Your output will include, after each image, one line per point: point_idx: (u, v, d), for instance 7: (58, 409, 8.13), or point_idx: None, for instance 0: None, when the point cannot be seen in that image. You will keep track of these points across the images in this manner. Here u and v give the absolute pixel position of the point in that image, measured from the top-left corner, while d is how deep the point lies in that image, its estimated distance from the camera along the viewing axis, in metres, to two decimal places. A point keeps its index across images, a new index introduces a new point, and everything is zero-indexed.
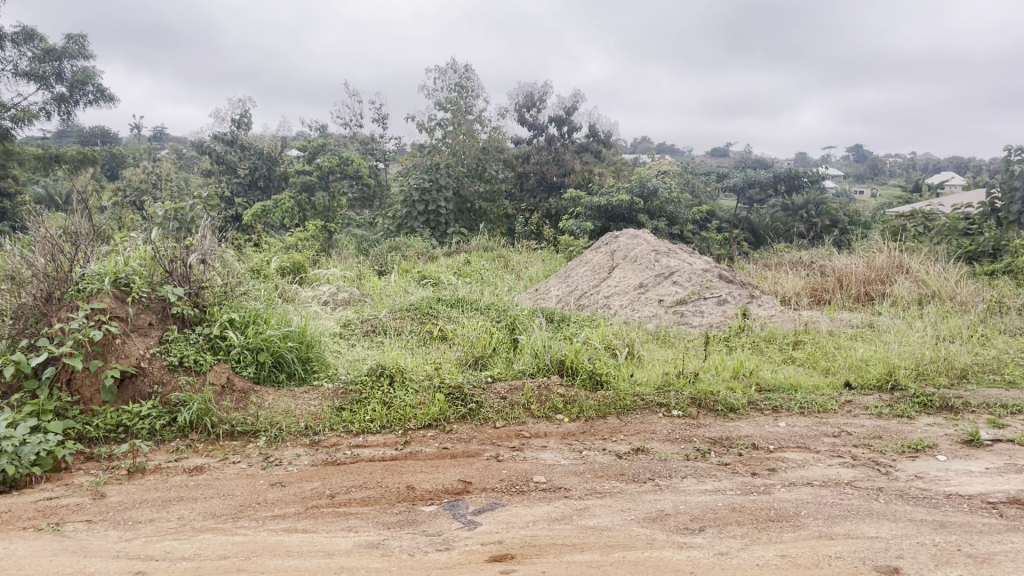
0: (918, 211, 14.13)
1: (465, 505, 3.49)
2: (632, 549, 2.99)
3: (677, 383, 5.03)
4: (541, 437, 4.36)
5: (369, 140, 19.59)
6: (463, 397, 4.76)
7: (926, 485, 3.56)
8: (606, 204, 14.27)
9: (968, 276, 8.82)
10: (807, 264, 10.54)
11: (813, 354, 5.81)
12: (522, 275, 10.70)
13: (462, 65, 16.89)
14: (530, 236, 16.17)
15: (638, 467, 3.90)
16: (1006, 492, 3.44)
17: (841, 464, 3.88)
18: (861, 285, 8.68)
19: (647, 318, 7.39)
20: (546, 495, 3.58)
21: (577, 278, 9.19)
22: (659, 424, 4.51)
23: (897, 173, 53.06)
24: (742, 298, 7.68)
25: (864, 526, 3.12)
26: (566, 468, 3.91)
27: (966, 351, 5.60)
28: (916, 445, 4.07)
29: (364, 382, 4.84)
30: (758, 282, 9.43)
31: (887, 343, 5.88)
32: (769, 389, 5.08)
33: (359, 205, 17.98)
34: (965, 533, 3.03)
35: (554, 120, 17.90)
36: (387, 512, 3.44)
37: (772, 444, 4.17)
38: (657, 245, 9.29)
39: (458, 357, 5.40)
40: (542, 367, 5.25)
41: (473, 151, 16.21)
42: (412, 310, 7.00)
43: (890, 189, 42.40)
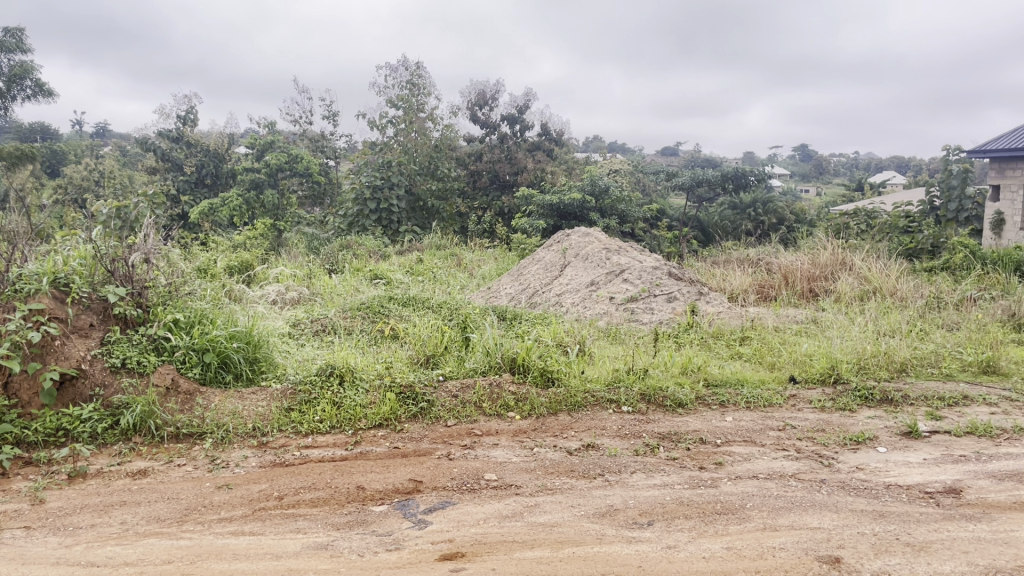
0: (860, 210, 14.51)
1: (415, 505, 3.47)
2: (582, 545, 3.01)
3: (627, 379, 5.08)
4: (493, 434, 4.37)
5: (319, 137, 19.40)
6: (415, 397, 4.72)
7: (867, 476, 3.66)
8: (558, 202, 14.36)
9: (908, 273, 9.06)
10: (754, 262, 10.71)
11: (759, 349, 5.93)
12: (475, 275, 10.64)
13: (413, 63, 16.84)
14: (483, 234, 16.13)
15: (588, 463, 3.92)
16: (942, 482, 3.55)
17: (785, 457, 3.96)
18: (806, 282, 8.87)
19: (598, 315, 7.46)
20: (497, 493, 3.59)
21: (529, 276, 9.21)
22: (609, 420, 4.55)
23: (840, 174, 54.20)
24: (691, 295, 7.78)
25: (807, 517, 3.19)
26: (517, 465, 3.92)
27: (906, 345, 5.75)
28: (857, 437, 4.18)
29: (314, 383, 4.78)
30: (707, 279, 9.54)
31: (830, 338, 6.02)
32: (717, 384, 5.16)
33: (309, 203, 17.77)
34: (904, 522, 3.12)
35: (507, 118, 17.92)
36: (337, 513, 3.41)
37: (719, 438, 4.24)
38: (609, 243, 9.34)
39: (410, 356, 5.37)
40: (493, 365, 5.25)
41: (425, 149, 16.21)
42: (364, 309, 6.95)
43: (835, 188, 43.28)
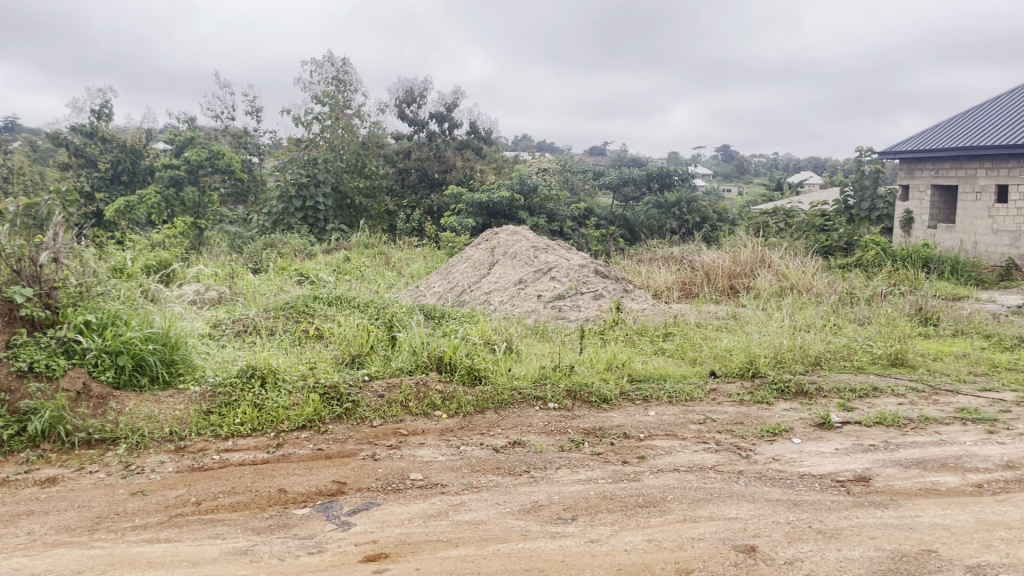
0: (779, 209, 15.00)
1: (339, 506, 3.43)
2: (506, 542, 3.02)
3: (553, 376, 5.12)
4: (419, 433, 4.35)
5: (241, 133, 18.96)
6: (340, 397, 4.66)
7: (782, 467, 3.78)
8: (487, 200, 14.36)
9: (823, 269, 9.39)
10: (677, 259, 10.93)
11: (682, 345, 6.05)
12: (403, 273, 10.57)
13: (339, 59, 16.70)
14: (412, 232, 16.01)
15: (514, 460, 3.94)
16: (853, 471, 3.69)
17: (705, 450, 4.05)
18: (727, 279, 9.09)
19: (526, 313, 7.49)
20: (422, 493, 3.56)
21: (457, 274, 9.19)
22: (536, 417, 4.58)
23: (761, 174, 55.79)
24: (616, 292, 7.92)
25: (725, 507, 3.28)
26: (443, 464, 3.90)
27: (820, 339, 5.96)
28: (773, 429, 4.31)
29: (234, 385, 4.66)
30: (632, 277, 9.69)
31: (749, 333, 6.20)
32: (641, 379, 5.25)
33: (232, 201, 17.36)
34: (816, 510, 3.22)
35: (435, 116, 17.84)
36: (257, 517, 3.34)
37: (642, 433, 4.31)
38: (537, 241, 9.39)
39: (334, 356, 5.29)
40: (420, 364, 5.21)
41: (352, 146, 16.02)
42: (288, 309, 6.83)
43: (755, 189, 44.51)
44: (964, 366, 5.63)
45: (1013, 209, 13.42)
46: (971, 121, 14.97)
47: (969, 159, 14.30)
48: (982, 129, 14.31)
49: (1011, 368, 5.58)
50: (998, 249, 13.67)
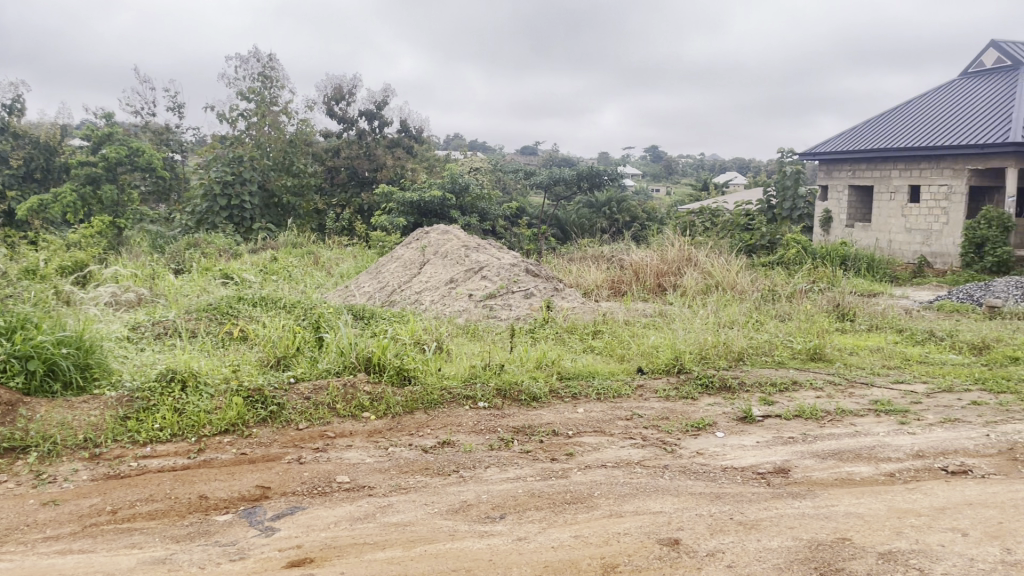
0: (706, 208, 15.37)
1: (262, 512, 3.36)
2: (434, 543, 3.00)
3: (483, 375, 5.11)
4: (347, 436, 4.28)
5: (163, 129, 18.41)
6: (264, 400, 4.55)
7: (706, 460, 3.85)
8: (418, 200, 14.22)
9: (746, 267, 9.61)
10: (607, 258, 11.05)
11: (610, 343, 6.13)
12: (333, 272, 10.42)
13: (265, 54, 16.39)
14: (342, 232, 15.81)
15: (443, 460, 3.92)
16: (773, 463, 3.79)
17: (631, 445, 4.11)
18: (655, 277, 9.24)
19: (457, 313, 7.45)
20: (349, 495, 3.52)
21: (387, 274, 9.09)
22: (465, 416, 4.57)
23: (688, 174, 56.90)
24: (547, 291, 7.97)
25: (650, 501, 3.33)
26: (370, 466, 3.85)
27: (743, 336, 6.11)
28: (697, 424, 4.39)
29: (152, 389, 4.50)
30: (563, 276, 9.75)
31: (675, 330, 6.32)
32: (570, 376, 5.29)
33: (153, 199, 16.83)
34: (737, 502, 3.30)
35: (365, 114, 17.64)
36: (177, 525, 3.23)
37: (571, 430, 4.34)
38: (467, 241, 9.35)
39: (259, 358, 5.17)
40: (348, 365, 5.13)
41: (279, 143, 15.71)
42: (210, 310, 6.65)
43: (683, 188, 45.39)
44: (878, 360, 5.85)
45: (925, 208, 14.00)
46: (886, 124, 15.55)
47: (884, 159, 14.87)
48: (897, 132, 14.88)
49: (921, 360, 5.83)
50: (911, 247, 14.24)
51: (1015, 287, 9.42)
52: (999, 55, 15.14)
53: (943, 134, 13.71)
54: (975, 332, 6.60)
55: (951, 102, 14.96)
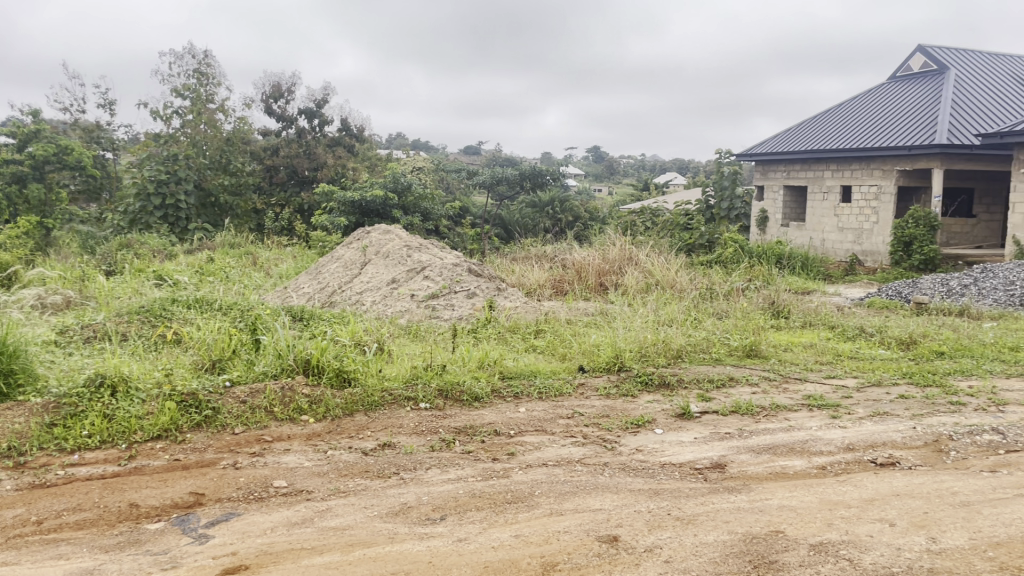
0: (647, 208, 15.58)
1: (196, 519, 3.27)
2: (373, 546, 2.97)
3: (424, 375, 5.08)
4: (284, 439, 4.21)
5: (93, 127, 17.86)
6: (198, 404, 4.44)
7: (645, 457, 3.90)
8: (359, 199, 14.05)
9: (686, 266, 9.75)
10: (550, 258, 11.10)
11: (552, 342, 6.16)
12: (272, 273, 10.23)
13: (200, 50, 16.07)
14: (281, 232, 15.55)
15: (383, 462, 3.88)
16: (710, 458, 3.86)
17: (572, 443, 4.13)
18: (596, 276, 9.32)
19: (399, 313, 7.40)
20: (286, 500, 3.45)
21: (328, 275, 8.96)
22: (406, 417, 4.53)
23: (629, 174, 57.54)
24: (490, 290, 7.96)
25: (591, 499, 3.35)
26: (308, 470, 3.79)
27: (682, 334, 6.20)
28: (637, 421, 4.44)
29: (81, 395, 4.35)
30: (506, 275, 9.76)
31: (616, 328, 6.38)
32: (512, 376, 5.29)
33: (83, 198, 16.31)
34: (675, 498, 3.34)
35: (304, 112, 17.38)
36: (106, 534, 3.13)
37: (512, 429, 4.35)
38: (409, 241, 9.28)
39: (193, 362, 5.05)
40: (285, 367, 5.04)
41: (216, 142, 15.41)
42: (142, 313, 6.47)
43: (625, 189, 45.87)
44: (812, 355, 6.00)
45: (856, 208, 14.41)
46: (820, 126, 15.96)
47: (818, 161, 15.27)
48: (830, 133, 15.29)
49: (852, 356, 6.00)
50: (843, 246, 14.65)
51: (940, 284, 9.78)
52: (925, 59, 15.67)
53: (873, 136, 14.15)
54: (903, 328, 6.82)
55: (880, 106, 15.44)
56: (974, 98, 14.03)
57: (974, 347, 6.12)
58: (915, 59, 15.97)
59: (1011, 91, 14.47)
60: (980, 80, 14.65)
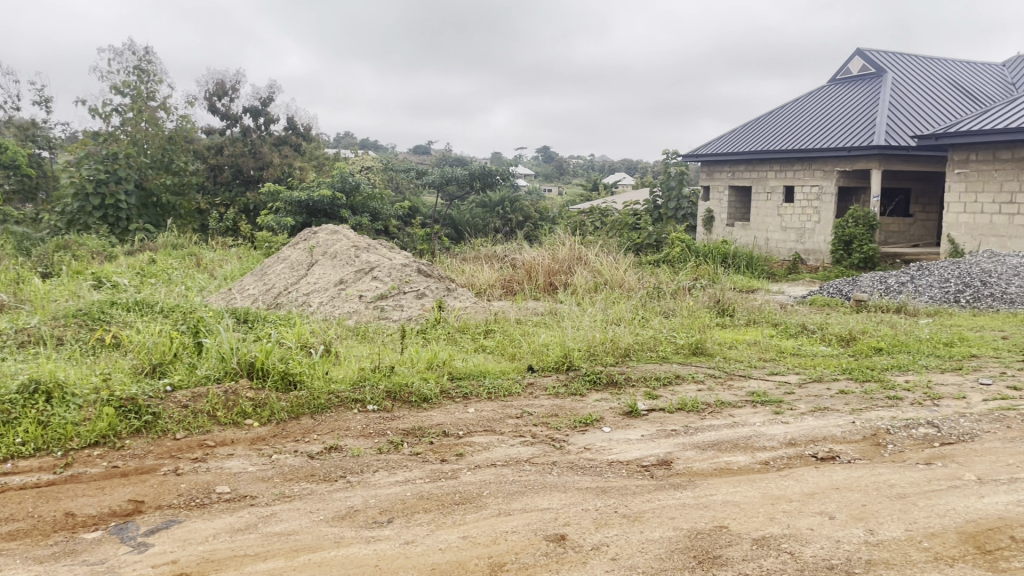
0: (596, 208, 15.69)
1: (135, 527, 3.19)
2: (318, 551, 2.93)
3: (372, 377, 5.03)
4: (228, 444, 4.12)
5: (28, 124, 17.30)
6: (138, 410, 4.33)
7: (593, 455, 3.92)
8: (306, 199, 13.86)
9: (634, 266, 9.84)
10: (500, 258, 11.10)
11: (502, 342, 6.16)
12: (216, 274, 10.03)
13: (140, 47, 15.70)
14: (226, 232, 15.26)
15: (329, 465, 3.83)
16: (656, 455, 3.89)
17: (521, 443, 4.13)
18: (546, 276, 9.36)
19: (347, 314, 7.32)
20: (229, 506, 3.38)
21: (274, 276, 8.81)
22: (354, 420, 4.47)
23: (579, 175, 57.95)
24: (439, 291, 7.93)
25: (538, 499, 3.35)
26: (252, 475, 3.72)
27: (629, 333, 6.26)
28: (585, 419, 4.46)
29: (14, 401, 4.21)
30: (455, 276, 9.72)
31: (565, 327, 6.41)
32: (460, 376, 5.27)
33: (17, 198, 15.79)
34: (622, 496, 3.37)
35: (249, 111, 17.10)
36: (40, 545, 3.03)
37: (461, 430, 4.33)
38: (357, 241, 9.19)
39: (132, 366, 4.91)
40: (229, 371, 4.94)
41: (157, 140, 15.06)
42: (80, 316, 6.28)
43: (575, 188, 46.18)
44: (755, 353, 6.11)
45: (798, 208, 14.73)
46: (763, 127, 16.26)
47: (761, 161, 15.56)
48: (774, 135, 15.59)
49: (794, 353, 6.13)
50: (787, 245, 14.96)
51: (878, 281, 10.04)
52: (863, 63, 16.07)
53: (814, 137, 14.47)
54: (843, 325, 6.98)
55: (821, 108, 15.79)
56: (911, 101, 14.45)
57: (910, 343, 6.30)
58: (854, 63, 16.35)
59: (946, 94, 14.94)
60: (917, 84, 15.09)
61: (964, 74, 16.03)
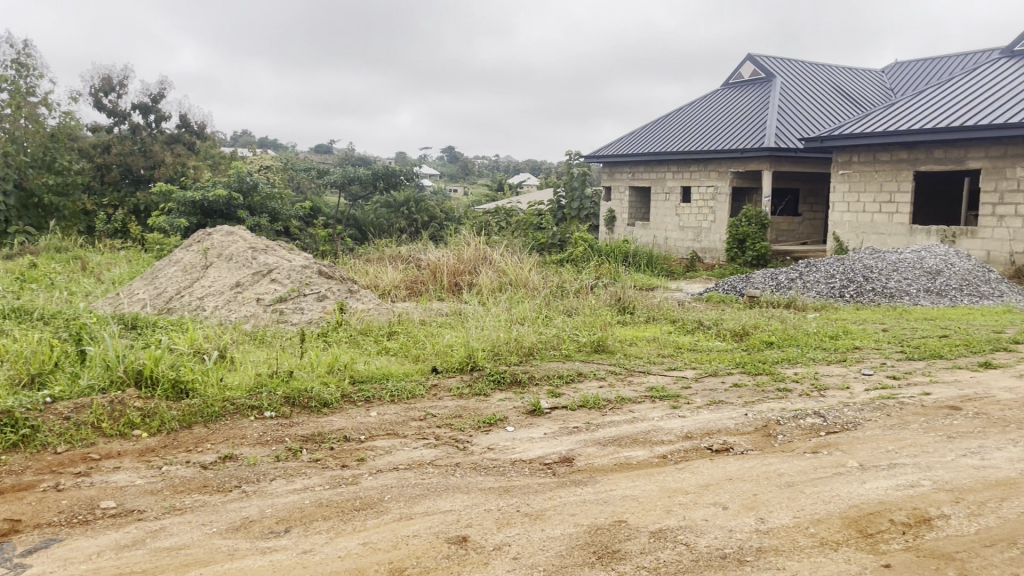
0: (501, 208, 15.75)
1: (10, 548, 2.98)
2: (211, 564, 2.81)
3: (270, 383, 4.89)
4: (114, 457, 3.92)
5: None
6: (14, 424, 4.06)
7: (496, 455, 3.92)
8: (201, 199, 13.36)
9: (538, 265, 9.92)
10: (404, 258, 11.00)
11: (405, 344, 6.10)
12: (103, 278, 9.55)
13: (18, 39, 14.81)
14: (115, 234, 14.57)
15: (223, 475, 3.69)
16: (558, 453, 3.93)
17: (424, 446, 4.09)
18: (451, 276, 9.33)
19: (244, 318, 7.10)
20: (115, 522, 3.22)
21: (166, 280, 8.46)
22: (250, 428, 4.33)
23: (484, 175, 58.08)
24: (341, 293, 7.78)
25: (441, 501, 3.32)
26: (141, 488, 3.55)
27: (533, 332, 6.31)
28: (489, 419, 4.46)
29: None
30: (359, 277, 9.57)
31: (468, 328, 6.40)
32: (362, 380, 5.19)
33: None
34: (524, 494, 3.38)
35: (138, 108, 16.38)
36: None
37: (362, 434, 4.25)
38: (255, 242, 8.92)
39: (8, 377, 4.61)
40: (115, 380, 4.71)
41: (38, 138, 14.24)
42: None
43: (482, 189, 46.30)
44: (654, 349, 6.26)
45: (695, 208, 15.19)
46: (662, 129, 16.68)
47: (660, 162, 15.96)
48: (672, 137, 16.00)
49: (691, 348, 6.30)
50: (685, 244, 15.39)
51: (770, 277, 10.44)
52: (754, 68, 16.68)
53: (709, 140, 14.94)
54: (737, 320, 7.23)
55: (716, 111, 16.31)
56: (799, 105, 15.10)
57: (799, 337, 6.58)
58: (745, 67, 16.94)
59: (830, 99, 15.68)
60: (804, 89, 15.78)
61: (847, 80, 16.85)
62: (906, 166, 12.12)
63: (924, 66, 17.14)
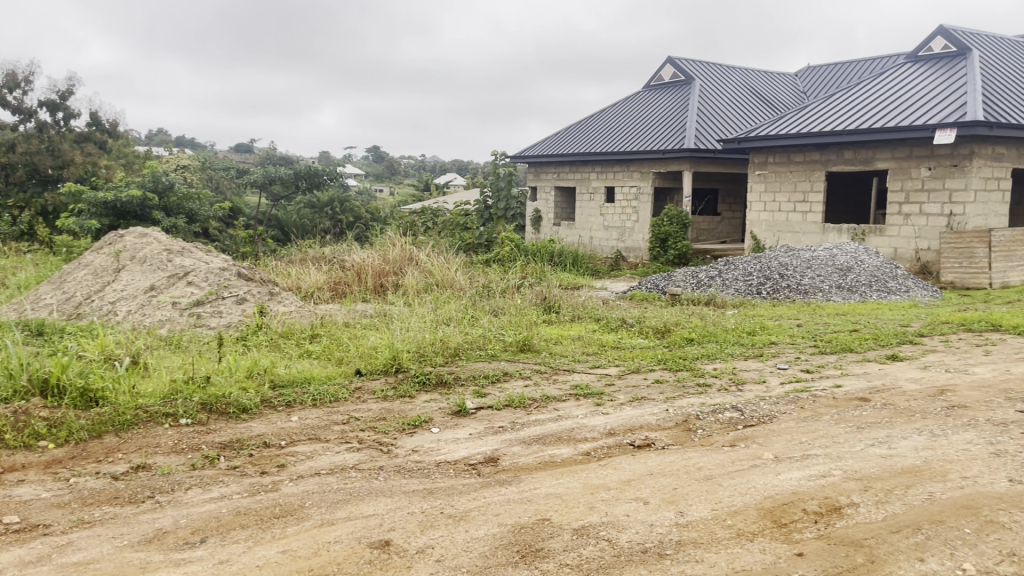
0: (427, 208, 15.66)
1: None
2: None
3: (186, 390, 4.73)
4: (17, 470, 3.73)
5: None
6: None
7: (420, 457, 3.88)
8: (114, 200, 12.86)
9: (464, 265, 9.89)
10: (328, 260, 10.81)
11: (328, 346, 6.00)
12: (8, 283, 9.10)
13: None
14: (21, 237, 13.91)
15: (136, 486, 3.56)
16: (483, 453, 3.92)
17: (346, 450, 4.02)
18: (376, 278, 9.22)
19: (160, 323, 6.87)
20: (18, 537, 3.06)
21: (76, 284, 8.11)
22: (165, 436, 4.19)
23: (410, 175, 57.68)
24: (261, 295, 7.60)
25: (363, 505, 3.27)
26: (47, 501, 3.39)
27: (459, 332, 6.29)
28: (414, 421, 4.42)
29: None
30: (280, 279, 9.37)
31: (393, 330, 6.34)
32: (283, 384, 5.08)
33: None
34: (448, 496, 3.35)
35: (46, 105, 15.68)
36: None
37: (283, 440, 4.16)
38: (171, 244, 8.63)
39: None
40: (19, 390, 4.49)
41: None
42: None
43: (409, 189, 46.02)
44: (579, 347, 6.31)
45: (619, 208, 15.40)
46: (586, 130, 16.86)
47: (584, 163, 16.12)
48: (595, 138, 16.19)
49: (615, 346, 6.39)
50: (609, 243, 15.60)
51: (691, 275, 10.67)
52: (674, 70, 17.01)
53: (633, 140, 15.17)
54: (659, 318, 7.36)
55: (638, 112, 16.57)
56: (718, 107, 15.47)
57: (718, 333, 6.74)
58: (666, 70, 17.27)
59: (748, 101, 16.11)
60: (722, 91, 16.18)
61: (764, 83, 17.35)
62: (819, 166, 12.55)
63: (836, 70, 17.78)
